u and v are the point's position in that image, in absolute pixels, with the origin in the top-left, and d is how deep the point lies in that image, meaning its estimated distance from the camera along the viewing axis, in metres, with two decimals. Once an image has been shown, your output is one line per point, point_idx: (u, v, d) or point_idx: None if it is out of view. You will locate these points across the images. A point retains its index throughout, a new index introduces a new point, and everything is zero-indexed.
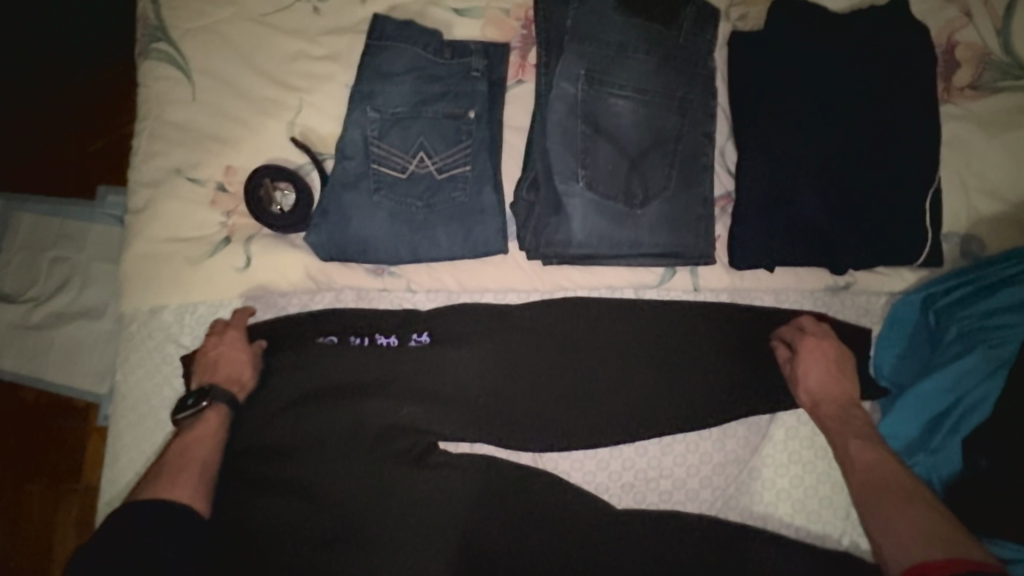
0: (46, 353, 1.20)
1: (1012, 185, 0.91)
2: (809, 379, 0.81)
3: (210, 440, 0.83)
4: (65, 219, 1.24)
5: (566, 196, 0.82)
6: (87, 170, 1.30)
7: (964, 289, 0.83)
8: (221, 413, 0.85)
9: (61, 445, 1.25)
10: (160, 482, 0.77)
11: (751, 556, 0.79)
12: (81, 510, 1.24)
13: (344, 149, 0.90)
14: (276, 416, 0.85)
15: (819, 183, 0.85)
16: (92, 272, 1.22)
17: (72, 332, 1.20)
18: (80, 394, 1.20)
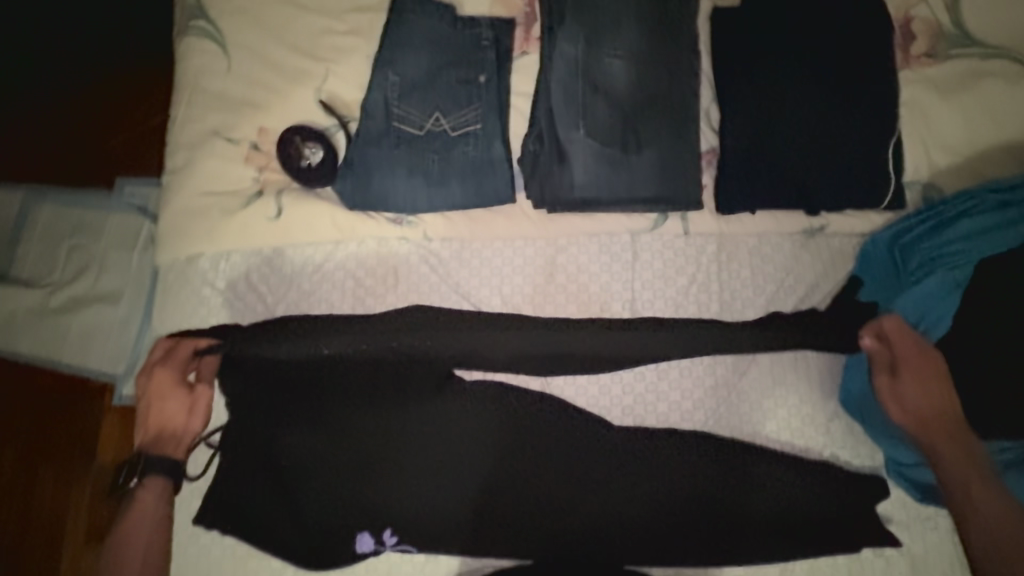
0: (65, 335, 1.29)
1: (968, 141, 1.00)
2: (909, 395, 0.84)
3: (150, 505, 0.88)
4: (83, 210, 1.36)
5: (566, 142, 0.93)
6: (116, 161, 1.42)
7: (924, 226, 0.92)
8: (157, 483, 0.89)
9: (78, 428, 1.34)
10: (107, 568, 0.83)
11: (740, 465, 0.87)
12: (93, 491, 1.31)
13: (367, 110, 0.99)
14: (295, 360, 0.88)
15: (794, 136, 0.96)
16: (110, 261, 1.33)
17: (90, 314, 1.30)
18: (97, 375, 1.28)
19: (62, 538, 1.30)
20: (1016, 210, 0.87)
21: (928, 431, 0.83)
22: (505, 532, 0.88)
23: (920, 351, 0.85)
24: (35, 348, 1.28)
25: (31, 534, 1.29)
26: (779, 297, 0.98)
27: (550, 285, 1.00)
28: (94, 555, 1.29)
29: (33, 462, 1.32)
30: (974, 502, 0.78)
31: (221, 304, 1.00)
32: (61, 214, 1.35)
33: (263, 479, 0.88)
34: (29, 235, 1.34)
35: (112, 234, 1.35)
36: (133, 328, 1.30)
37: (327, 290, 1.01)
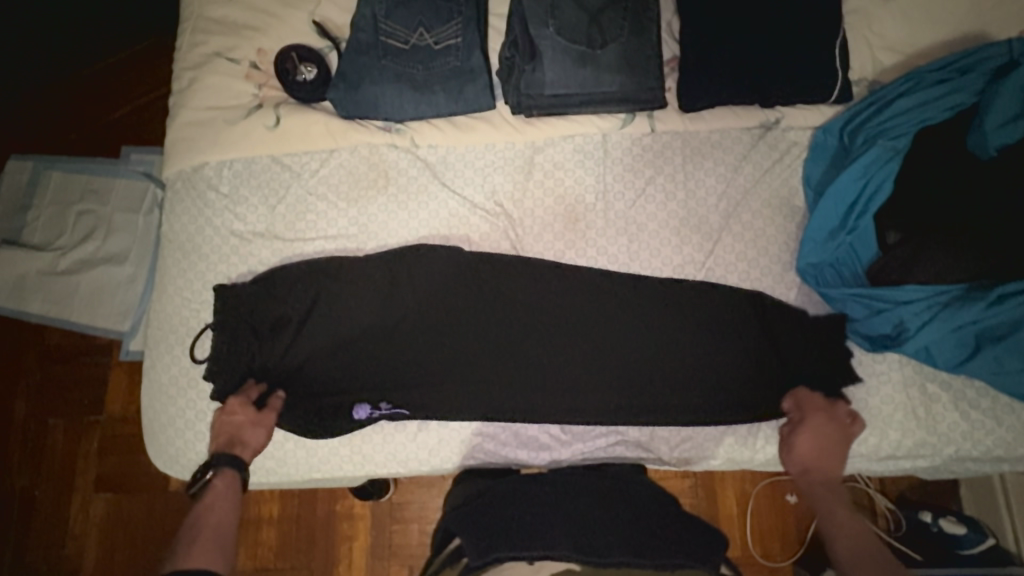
0: (74, 294, 1.36)
1: (909, 39, 1.08)
2: (803, 452, 0.92)
3: (225, 501, 0.89)
4: (90, 177, 1.42)
5: (539, 40, 1.02)
6: (119, 128, 1.48)
7: (870, 108, 0.99)
8: (229, 478, 0.91)
9: (85, 377, 1.38)
10: (179, 552, 0.83)
11: (693, 342, 0.99)
12: (103, 440, 1.36)
13: (357, 24, 1.08)
14: (303, 272, 1.01)
15: (752, 34, 1.02)
16: (116, 223, 1.40)
17: (101, 273, 1.37)
18: (103, 332, 1.36)
19: (74, 483, 1.34)
20: (949, 86, 0.95)
21: (811, 479, 0.91)
22: (498, 399, 0.99)
23: (821, 409, 0.93)
24: (46, 309, 1.35)
25: (44, 478, 1.34)
26: (738, 184, 1.06)
27: (529, 182, 1.08)
28: (105, 500, 1.33)
29: (45, 413, 1.36)
30: (840, 543, 0.84)
31: (225, 207, 1.08)
32: (71, 178, 1.42)
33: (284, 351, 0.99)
34: (41, 198, 1.40)
35: (118, 199, 1.41)
36: (140, 285, 1.38)
37: (323, 193, 1.09)
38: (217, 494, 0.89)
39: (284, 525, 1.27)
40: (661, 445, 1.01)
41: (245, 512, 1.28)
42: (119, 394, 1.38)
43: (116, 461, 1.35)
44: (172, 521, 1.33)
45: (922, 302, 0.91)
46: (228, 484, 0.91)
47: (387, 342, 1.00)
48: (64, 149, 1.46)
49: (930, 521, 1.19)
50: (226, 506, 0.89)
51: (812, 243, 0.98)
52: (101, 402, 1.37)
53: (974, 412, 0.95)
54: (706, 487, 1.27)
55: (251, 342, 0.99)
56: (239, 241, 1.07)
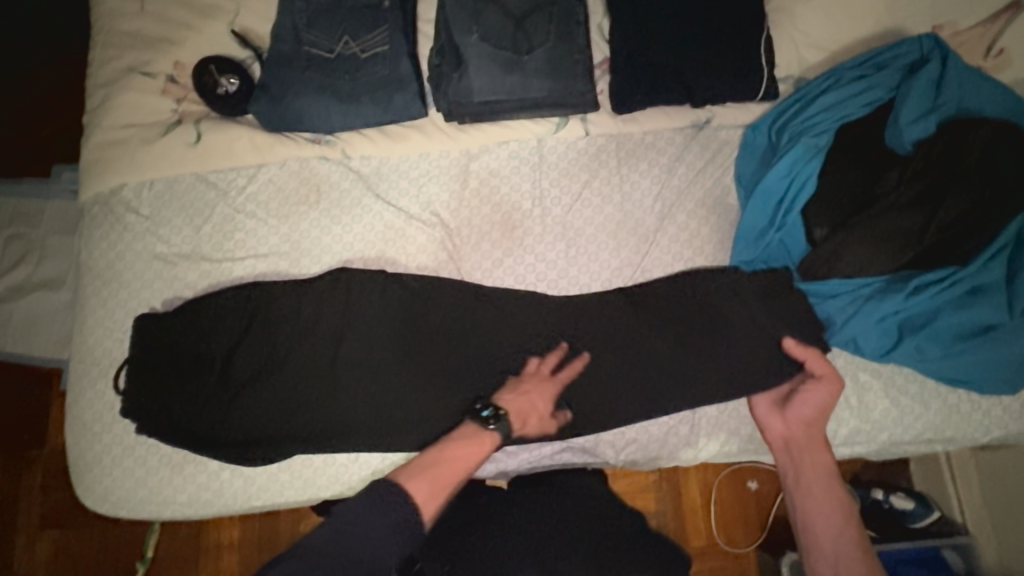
0: (8, 323, 1.29)
1: (830, 36, 1.10)
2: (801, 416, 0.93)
3: (474, 455, 0.85)
4: (20, 198, 1.33)
5: (464, 47, 1.00)
6: (40, 147, 1.39)
7: (793, 107, 1.01)
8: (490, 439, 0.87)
9: (16, 412, 1.31)
10: (425, 485, 0.78)
11: (634, 345, 0.99)
12: (46, 474, 1.29)
13: (277, 35, 1.04)
14: (229, 299, 0.96)
15: (678, 36, 1.03)
16: (51, 247, 1.32)
17: (35, 299, 1.29)
18: (41, 362, 1.29)
19: (15, 522, 1.27)
20: (866, 82, 0.97)
21: (808, 523, 0.88)
22: (440, 415, 0.97)
23: (815, 398, 0.93)
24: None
25: None
26: (672, 184, 1.06)
27: (465, 191, 1.07)
28: (53, 538, 1.27)
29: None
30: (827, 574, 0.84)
31: (146, 229, 1.03)
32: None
33: (206, 383, 0.93)
34: None
35: (51, 220, 1.33)
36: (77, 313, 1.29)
37: (251, 210, 1.05)
38: (468, 436, 0.86)
39: (244, 548, 1.25)
40: (607, 449, 1.01)
41: (204, 536, 1.26)
42: (61, 427, 1.31)
43: (62, 495, 1.28)
44: (123, 555, 1.27)
45: (848, 295, 0.93)
46: (478, 438, 0.86)
47: (322, 367, 0.95)
48: None
49: (882, 498, 1.22)
50: (475, 452, 0.85)
51: (744, 240, 0.99)
52: (44, 434, 1.30)
53: (904, 397, 0.98)
54: (671, 482, 1.28)
55: (168, 379, 0.93)
56: (164, 265, 1.02)
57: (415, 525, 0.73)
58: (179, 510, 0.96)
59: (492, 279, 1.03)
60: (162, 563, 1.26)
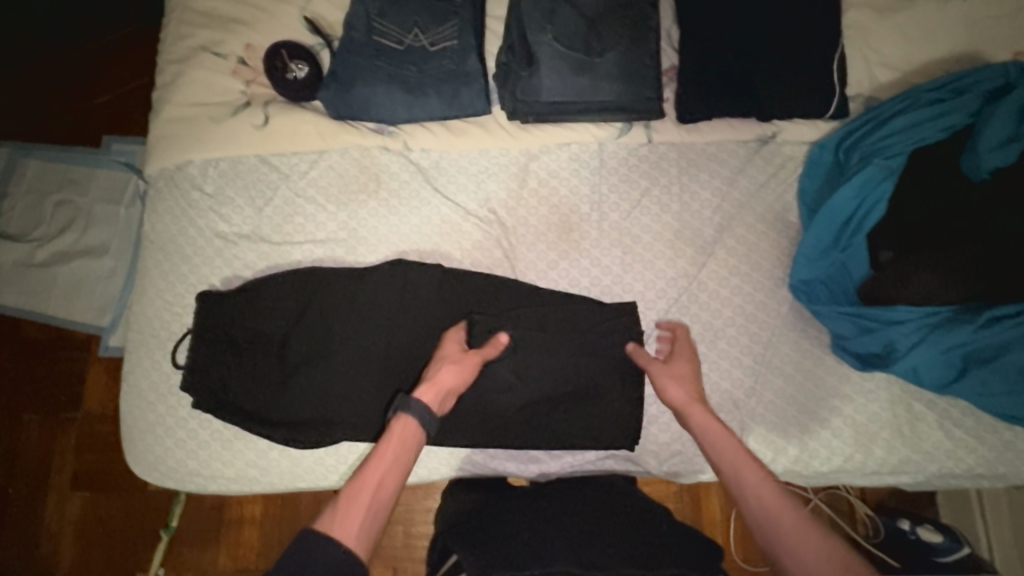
0: (50, 287, 1.32)
1: (905, 56, 1.08)
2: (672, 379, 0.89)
3: (399, 453, 0.76)
4: (69, 166, 1.37)
5: (536, 46, 0.99)
6: (94, 116, 1.41)
7: (866, 127, 0.99)
8: (405, 423, 0.79)
9: (58, 375, 1.34)
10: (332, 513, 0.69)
11: (683, 356, 0.99)
12: (82, 435, 1.32)
13: (350, 23, 1.05)
14: (289, 281, 0.98)
15: (751, 47, 1.01)
16: (94, 216, 1.35)
17: (79, 265, 1.33)
18: (82, 328, 1.33)
19: (50, 481, 1.30)
20: (944, 106, 0.95)
21: (767, 520, 0.72)
22: (487, 412, 0.97)
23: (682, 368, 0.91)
24: (22, 301, 1.31)
25: (16, 477, 1.29)
26: (732, 197, 1.05)
27: (523, 190, 1.07)
28: (82, 499, 1.29)
29: (18, 408, 1.32)
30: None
31: (209, 207, 1.05)
32: (48, 169, 1.37)
33: (265, 363, 0.95)
34: (15, 187, 1.35)
35: (98, 189, 1.36)
36: (119, 281, 1.34)
37: (312, 195, 1.06)
38: (388, 435, 0.77)
39: (266, 526, 1.27)
40: (650, 459, 1.00)
41: (228, 510, 1.28)
42: (96, 390, 1.34)
43: (95, 459, 1.31)
44: (150, 522, 1.29)
45: (915, 322, 0.90)
46: (397, 435, 0.77)
47: (374, 356, 0.96)
48: (38, 136, 1.40)
49: (908, 529, 1.20)
50: (395, 451, 0.76)
51: (805, 260, 0.98)
52: (79, 397, 1.33)
53: (957, 430, 0.97)
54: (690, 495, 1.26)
55: (227, 357, 0.95)
56: (224, 244, 1.04)
57: (352, 561, 0.65)
58: (226, 484, 0.98)
59: (546, 281, 1.03)
60: (188, 534, 1.27)
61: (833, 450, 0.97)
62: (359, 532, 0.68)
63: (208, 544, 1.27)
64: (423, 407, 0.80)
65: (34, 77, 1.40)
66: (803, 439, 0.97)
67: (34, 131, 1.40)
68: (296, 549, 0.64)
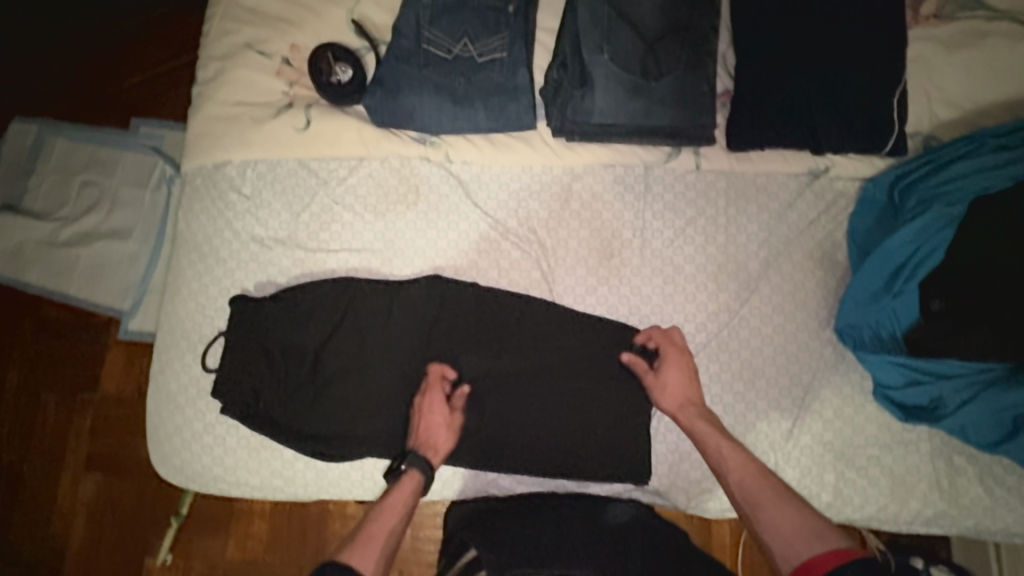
0: (74, 267, 1.31)
1: (969, 94, 1.04)
2: (664, 384, 0.91)
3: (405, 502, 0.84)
4: (98, 146, 1.36)
5: (591, 66, 0.96)
6: (124, 99, 1.39)
7: (925, 168, 0.96)
8: (415, 477, 0.87)
9: (76, 359, 1.32)
10: (353, 547, 0.77)
11: (720, 393, 0.97)
12: (96, 419, 1.31)
13: (399, 30, 1.02)
14: (329, 291, 0.97)
15: (813, 78, 0.98)
16: (121, 198, 1.34)
17: (103, 248, 1.31)
18: (102, 310, 1.31)
19: (63, 464, 1.29)
20: (1008, 154, 0.93)
21: (747, 493, 0.80)
22: (515, 436, 0.96)
23: (669, 372, 0.91)
24: (44, 281, 1.30)
25: (31, 458, 1.29)
26: (780, 232, 1.02)
27: (565, 211, 1.04)
28: (94, 480, 1.28)
29: (36, 387, 1.31)
30: (781, 553, 0.74)
31: (246, 209, 1.03)
32: (78, 148, 1.35)
33: (296, 373, 0.94)
34: (43, 165, 1.34)
35: (126, 170, 1.35)
36: (143, 265, 1.32)
37: (350, 203, 1.04)
38: (395, 488, 0.86)
39: (275, 519, 1.26)
40: (679, 494, 0.99)
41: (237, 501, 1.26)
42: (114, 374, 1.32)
43: (108, 445, 1.30)
44: (160, 510, 1.29)
45: (966, 376, 0.89)
46: (402, 485, 0.86)
47: (407, 374, 0.95)
48: (68, 115, 1.38)
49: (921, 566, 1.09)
50: (400, 498, 0.84)
51: (853, 304, 0.95)
52: (95, 381, 1.31)
53: (999, 488, 0.94)
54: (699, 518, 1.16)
55: (260, 367, 0.94)
56: (260, 248, 1.02)
57: None
58: (251, 492, 0.98)
59: (583, 305, 1.01)
60: (197, 523, 1.27)
61: (868, 498, 0.95)
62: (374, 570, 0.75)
63: (217, 535, 1.26)
64: (429, 469, 0.87)
65: (66, 53, 1.37)
66: (839, 487, 0.95)
67: (65, 110, 1.38)
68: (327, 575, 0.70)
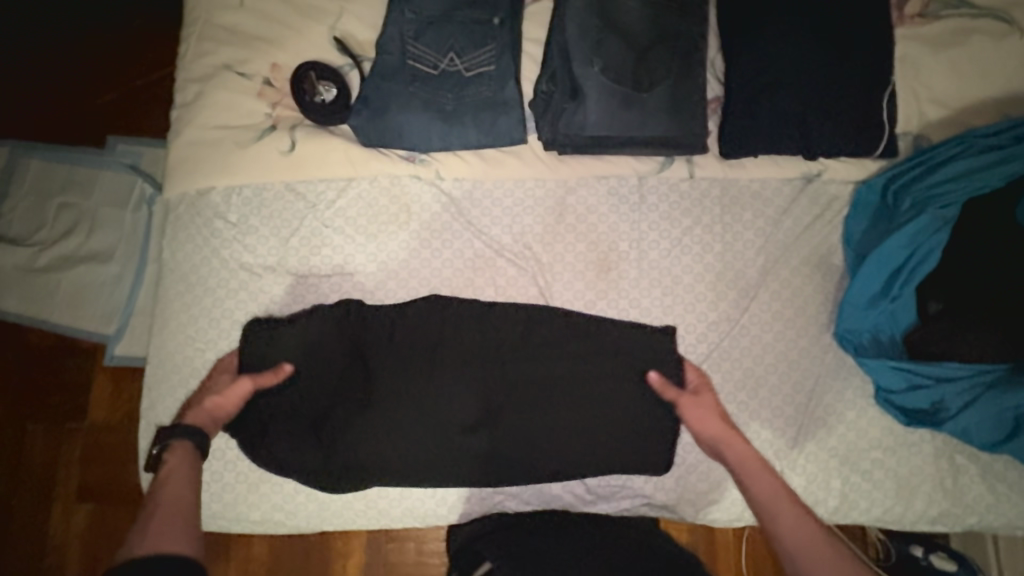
0: (54, 293, 1.27)
1: (957, 93, 1.04)
2: (704, 418, 0.88)
3: (184, 476, 0.76)
4: (74, 166, 1.31)
5: (583, 79, 0.95)
6: (100, 119, 1.34)
7: (917, 169, 0.96)
8: (186, 450, 0.78)
9: (60, 388, 1.28)
10: (145, 532, 0.67)
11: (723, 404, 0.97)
12: (86, 448, 1.27)
13: (382, 45, 0.99)
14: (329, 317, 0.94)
15: (805, 83, 0.97)
16: (101, 219, 1.30)
17: (84, 272, 1.28)
18: (86, 335, 1.27)
19: (53, 495, 1.25)
20: (1000, 154, 0.93)
21: (796, 541, 0.77)
22: (519, 457, 0.94)
23: (707, 403, 0.90)
24: (24, 308, 1.26)
25: (19, 492, 1.25)
26: (777, 239, 1.02)
27: (561, 225, 1.03)
28: (87, 511, 1.25)
29: (21, 419, 1.26)
30: None
31: (233, 237, 1.00)
32: (52, 169, 1.31)
33: (304, 401, 0.92)
34: (17, 188, 1.29)
35: (103, 191, 1.31)
36: (128, 287, 1.29)
37: (340, 225, 1.02)
38: (169, 464, 0.77)
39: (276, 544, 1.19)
40: (687, 506, 0.99)
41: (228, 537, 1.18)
42: (101, 402, 1.28)
43: (101, 474, 1.26)
44: None
45: (967, 379, 0.89)
46: (181, 462, 0.77)
47: (409, 400, 0.93)
48: (42, 136, 1.33)
49: (919, 555, 1.11)
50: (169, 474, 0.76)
51: (853, 309, 0.95)
52: (84, 410, 1.27)
53: (1000, 484, 0.95)
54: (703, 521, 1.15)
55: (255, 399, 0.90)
56: (249, 276, 1.00)
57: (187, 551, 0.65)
58: (251, 527, 0.96)
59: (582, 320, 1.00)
60: None
61: (873, 501, 0.95)
62: (181, 535, 0.68)
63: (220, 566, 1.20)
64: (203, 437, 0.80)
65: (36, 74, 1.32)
66: (843, 492, 0.95)
67: (37, 132, 1.33)
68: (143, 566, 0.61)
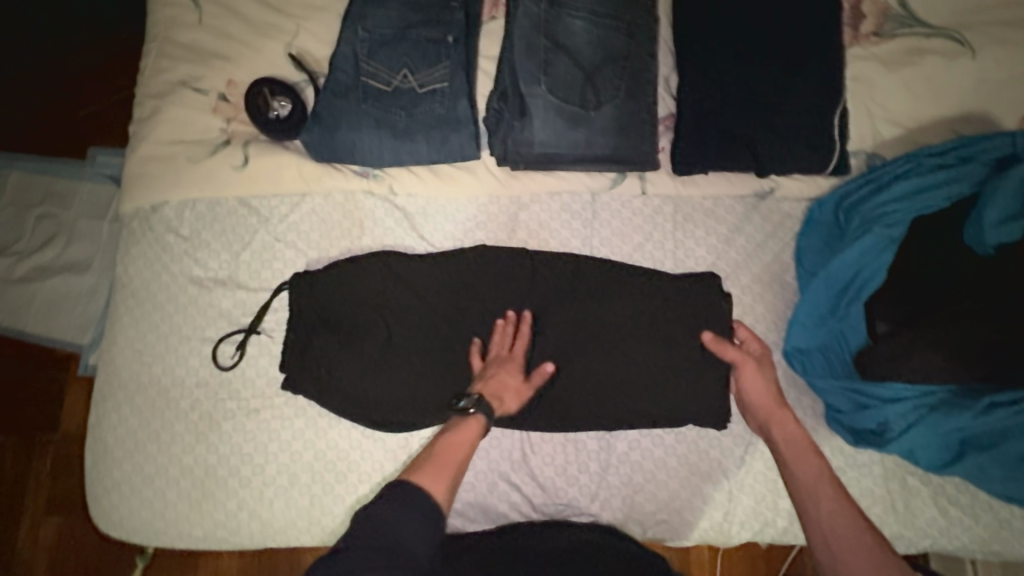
0: (30, 303, 1.26)
1: (910, 112, 1.05)
2: (753, 386, 0.89)
3: (465, 447, 0.81)
4: (54, 176, 1.30)
5: (530, 97, 0.96)
6: (73, 131, 1.34)
7: (867, 187, 0.96)
8: (480, 421, 0.84)
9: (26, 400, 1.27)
10: (426, 469, 0.76)
11: (670, 423, 0.96)
12: (56, 459, 1.26)
13: (335, 63, 1.00)
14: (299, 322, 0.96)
15: (754, 102, 0.97)
16: (80, 229, 1.28)
17: (58, 282, 1.25)
18: (62, 345, 1.26)
19: (21, 508, 1.23)
20: (949, 173, 0.92)
21: (824, 517, 0.77)
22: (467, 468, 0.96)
23: (763, 370, 0.90)
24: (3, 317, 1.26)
25: None
26: (728, 256, 1.02)
27: (512, 241, 1.03)
28: (54, 523, 1.23)
29: None
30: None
31: (184, 251, 1.01)
32: (33, 178, 1.30)
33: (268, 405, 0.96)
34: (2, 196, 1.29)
35: (82, 203, 1.29)
36: (102, 300, 1.26)
37: (292, 240, 1.02)
38: (454, 427, 0.83)
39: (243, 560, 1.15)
40: (635, 525, 0.98)
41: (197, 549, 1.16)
42: (77, 411, 1.28)
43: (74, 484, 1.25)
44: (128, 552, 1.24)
45: (912, 400, 0.88)
46: (463, 426, 0.83)
47: (366, 408, 0.95)
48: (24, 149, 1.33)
49: None
50: (464, 439, 0.82)
51: (803, 328, 0.95)
52: (55, 420, 1.27)
53: (953, 507, 0.94)
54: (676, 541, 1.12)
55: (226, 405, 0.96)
56: (200, 290, 1.00)
57: (436, 514, 0.71)
58: (195, 544, 0.96)
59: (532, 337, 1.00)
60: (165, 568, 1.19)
61: None
62: (439, 492, 0.74)
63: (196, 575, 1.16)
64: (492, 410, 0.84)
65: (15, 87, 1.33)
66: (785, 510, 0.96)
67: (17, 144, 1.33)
68: (395, 494, 0.71)
